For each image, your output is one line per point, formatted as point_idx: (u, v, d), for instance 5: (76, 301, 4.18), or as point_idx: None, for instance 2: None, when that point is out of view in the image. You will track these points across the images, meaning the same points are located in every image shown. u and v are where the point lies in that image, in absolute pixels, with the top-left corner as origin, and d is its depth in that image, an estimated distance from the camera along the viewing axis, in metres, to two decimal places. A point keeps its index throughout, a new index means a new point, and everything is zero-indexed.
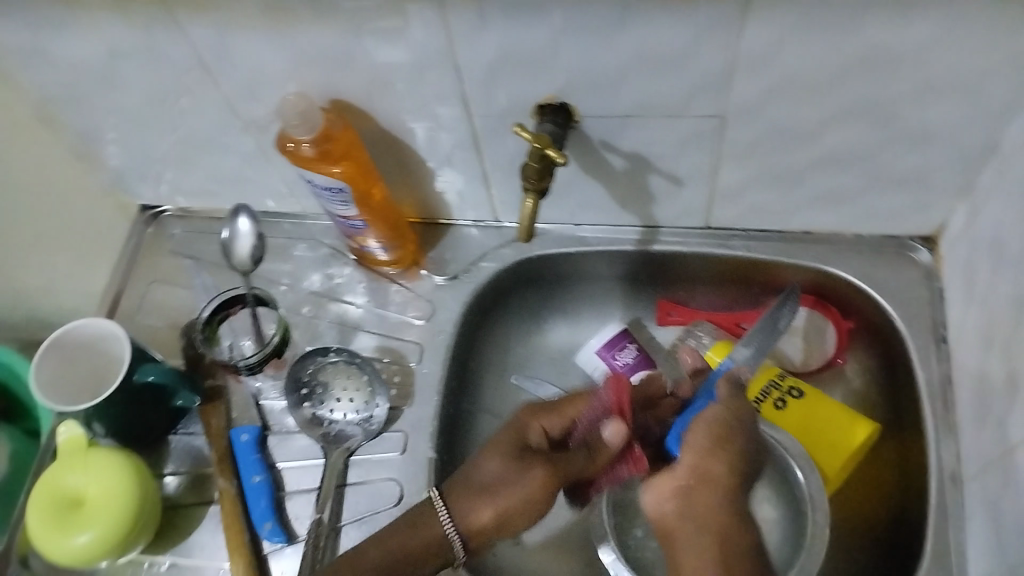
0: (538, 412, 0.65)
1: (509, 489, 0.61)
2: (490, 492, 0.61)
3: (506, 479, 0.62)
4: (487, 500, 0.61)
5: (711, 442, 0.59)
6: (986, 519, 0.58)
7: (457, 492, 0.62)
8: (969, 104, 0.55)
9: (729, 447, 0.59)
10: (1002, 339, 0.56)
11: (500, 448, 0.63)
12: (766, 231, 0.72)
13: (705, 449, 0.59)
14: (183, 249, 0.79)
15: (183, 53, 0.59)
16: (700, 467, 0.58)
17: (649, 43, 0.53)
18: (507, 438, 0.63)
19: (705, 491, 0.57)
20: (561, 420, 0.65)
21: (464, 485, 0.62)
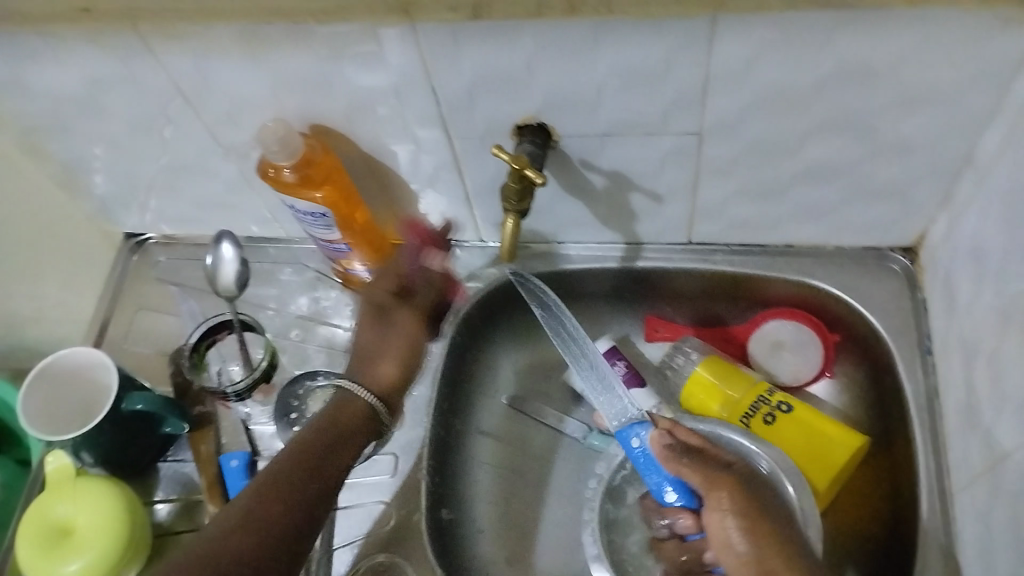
0: (379, 275, 0.70)
1: (386, 345, 0.68)
2: (377, 351, 0.68)
3: (382, 335, 0.68)
4: (381, 357, 0.67)
5: (726, 514, 0.57)
6: (976, 531, 0.57)
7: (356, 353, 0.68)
8: (941, 115, 0.55)
9: (740, 512, 0.56)
10: (986, 348, 0.56)
11: (364, 321, 0.69)
12: (749, 245, 0.72)
13: (721, 527, 0.57)
14: (170, 276, 0.80)
15: (165, 81, 0.59)
16: (728, 542, 0.57)
17: (622, 63, 0.53)
18: (378, 288, 0.69)
19: (759, 560, 0.54)
20: (391, 278, 0.70)
21: (364, 353, 0.68)
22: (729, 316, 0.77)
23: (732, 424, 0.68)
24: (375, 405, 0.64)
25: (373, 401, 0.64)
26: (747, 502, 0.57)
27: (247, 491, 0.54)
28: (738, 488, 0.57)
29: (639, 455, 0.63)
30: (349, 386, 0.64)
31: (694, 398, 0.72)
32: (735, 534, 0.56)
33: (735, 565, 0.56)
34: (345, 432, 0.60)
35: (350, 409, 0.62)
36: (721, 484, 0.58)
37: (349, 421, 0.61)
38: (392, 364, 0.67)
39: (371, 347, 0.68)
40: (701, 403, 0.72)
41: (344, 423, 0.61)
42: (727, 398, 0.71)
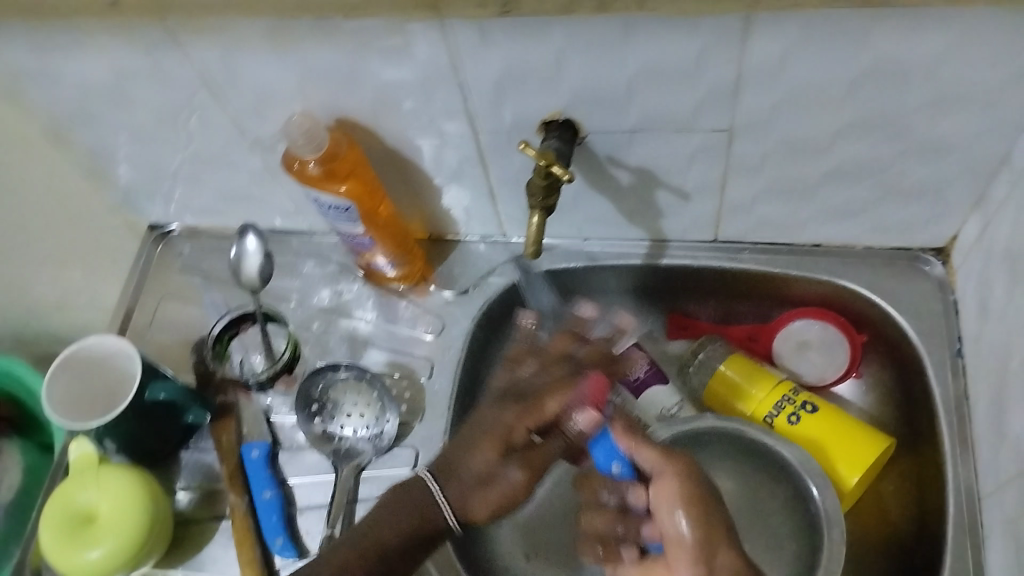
0: (502, 362, 0.71)
1: (456, 479, 0.62)
2: (485, 483, 0.63)
3: (492, 473, 0.63)
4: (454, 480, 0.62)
5: (676, 501, 0.56)
6: (1005, 539, 0.56)
7: (436, 464, 0.62)
8: (977, 115, 0.54)
9: (689, 492, 0.57)
10: (1018, 354, 0.55)
11: (491, 442, 0.62)
12: (776, 244, 0.71)
13: (668, 508, 0.57)
14: (194, 266, 0.80)
15: (191, 74, 0.59)
16: (674, 525, 0.56)
17: (652, 59, 0.52)
18: (489, 413, 0.63)
19: (699, 545, 0.55)
20: (540, 420, 0.63)
21: (455, 478, 0.62)
22: (754, 315, 0.77)
23: (755, 423, 0.68)
24: (431, 491, 0.62)
25: (443, 500, 0.62)
26: (695, 488, 0.57)
27: (350, 541, 0.61)
28: (689, 469, 0.58)
29: (600, 440, 0.60)
30: (429, 478, 0.62)
31: (717, 396, 0.72)
32: (681, 517, 0.56)
33: (675, 547, 0.56)
34: (418, 526, 0.62)
35: (412, 499, 0.62)
36: (675, 460, 0.58)
37: (427, 531, 0.62)
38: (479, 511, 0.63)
39: (460, 472, 0.62)
40: (724, 400, 0.72)
41: (426, 523, 0.62)
42: (750, 397, 0.70)
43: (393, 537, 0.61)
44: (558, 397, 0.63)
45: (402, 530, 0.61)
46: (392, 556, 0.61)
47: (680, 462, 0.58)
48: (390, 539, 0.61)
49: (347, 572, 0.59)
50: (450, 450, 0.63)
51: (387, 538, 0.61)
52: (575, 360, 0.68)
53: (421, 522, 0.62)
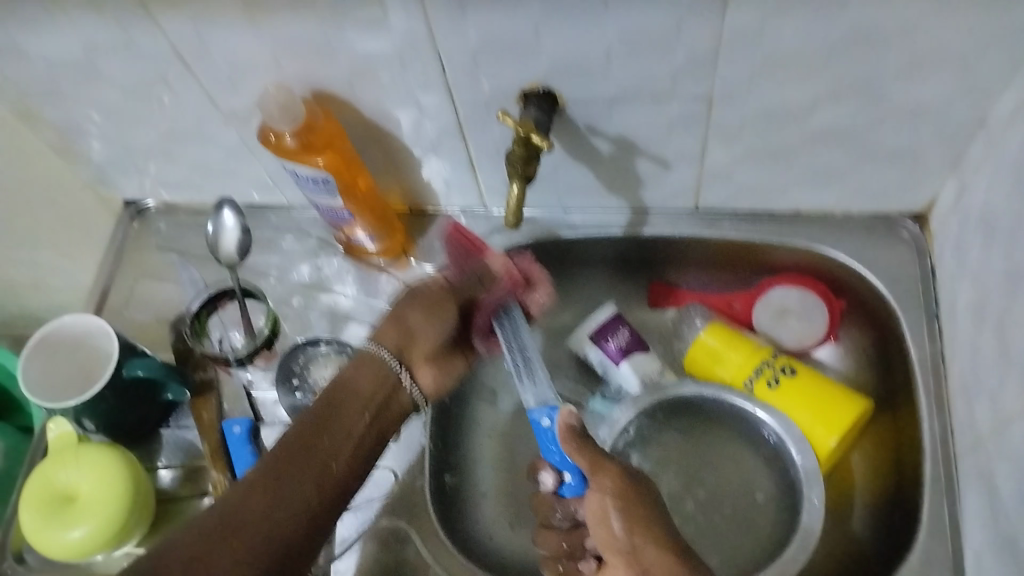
0: (423, 297, 0.66)
1: (416, 345, 0.65)
2: (432, 314, 0.66)
3: (432, 324, 0.66)
4: (418, 346, 0.65)
5: (607, 503, 0.55)
6: (979, 500, 0.58)
7: (392, 340, 0.64)
8: (953, 80, 0.54)
9: (626, 504, 0.55)
10: (993, 318, 0.56)
11: (429, 305, 0.66)
12: (755, 211, 0.71)
13: (602, 516, 0.55)
14: (170, 243, 0.79)
15: (161, 46, 0.58)
16: (610, 531, 0.55)
17: (631, 26, 0.52)
18: (433, 290, 0.67)
19: (631, 544, 0.54)
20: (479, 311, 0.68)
21: (415, 346, 0.65)
22: (734, 282, 0.77)
23: (733, 388, 0.70)
24: (397, 373, 0.63)
25: (397, 365, 0.63)
26: (627, 489, 0.56)
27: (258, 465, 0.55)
28: (621, 475, 0.56)
29: (544, 430, 0.62)
30: (378, 348, 0.63)
31: (697, 363, 0.73)
32: (615, 519, 0.54)
33: (613, 550, 0.55)
34: (390, 397, 0.63)
35: (378, 368, 0.62)
36: (607, 470, 0.56)
37: (393, 410, 0.63)
38: (427, 367, 0.66)
39: (425, 343, 0.65)
40: (704, 367, 0.73)
41: (388, 398, 0.63)
42: (729, 362, 0.71)
43: (359, 426, 0.60)
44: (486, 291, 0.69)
45: (369, 428, 0.60)
46: (350, 455, 0.58)
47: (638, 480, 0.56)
48: (360, 421, 0.60)
49: (306, 461, 0.56)
50: (385, 329, 0.64)
51: (340, 448, 0.58)
52: (460, 291, 0.68)
53: (370, 397, 0.61)
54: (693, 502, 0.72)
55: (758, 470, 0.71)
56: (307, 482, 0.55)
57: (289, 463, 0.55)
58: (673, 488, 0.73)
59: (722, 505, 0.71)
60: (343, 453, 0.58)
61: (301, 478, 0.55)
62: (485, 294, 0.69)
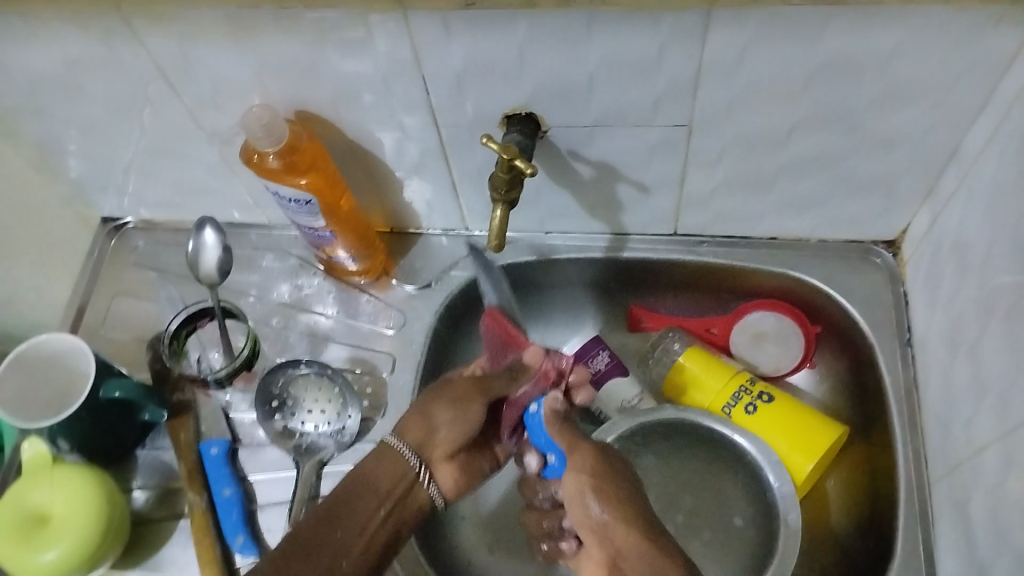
0: (438, 394, 0.62)
1: (439, 441, 0.61)
2: (462, 435, 0.61)
3: (456, 422, 0.61)
4: (441, 444, 0.61)
5: (584, 485, 0.58)
6: (954, 522, 0.58)
7: (414, 437, 0.60)
8: (924, 112, 0.55)
9: (599, 484, 0.58)
10: (966, 343, 0.57)
11: (460, 404, 0.62)
12: (733, 237, 0.72)
13: (580, 496, 0.58)
14: (148, 261, 0.79)
15: (146, 64, 0.58)
16: (587, 512, 0.57)
17: (615, 54, 0.53)
18: (460, 381, 0.63)
19: (603, 525, 0.56)
20: (513, 404, 0.63)
21: (434, 446, 0.61)
22: (711, 306, 0.78)
23: (710, 413, 0.70)
24: (417, 475, 0.60)
25: (420, 469, 0.60)
26: (602, 473, 0.58)
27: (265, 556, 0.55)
28: (597, 455, 0.60)
29: (532, 419, 0.63)
30: (398, 443, 0.60)
31: (675, 387, 0.73)
32: (593, 503, 0.57)
33: (588, 527, 0.58)
34: (405, 497, 0.60)
35: (399, 470, 0.60)
36: (583, 450, 0.60)
37: (408, 506, 0.60)
38: (447, 466, 0.62)
39: (447, 441, 0.61)
40: (683, 392, 0.73)
41: (405, 497, 0.60)
42: (709, 387, 0.71)
43: (372, 519, 0.57)
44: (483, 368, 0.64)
45: (384, 524, 0.58)
46: (363, 552, 0.56)
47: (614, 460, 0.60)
48: (373, 515, 0.57)
49: (331, 536, 0.56)
50: (411, 422, 0.61)
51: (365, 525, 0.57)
52: (488, 396, 0.62)
53: (390, 488, 0.59)
54: (672, 526, 0.72)
55: (736, 497, 0.71)
56: (344, 551, 0.56)
57: (304, 546, 0.55)
58: (652, 512, 0.73)
59: (701, 528, 0.72)
60: (355, 548, 0.56)
61: (312, 565, 0.54)
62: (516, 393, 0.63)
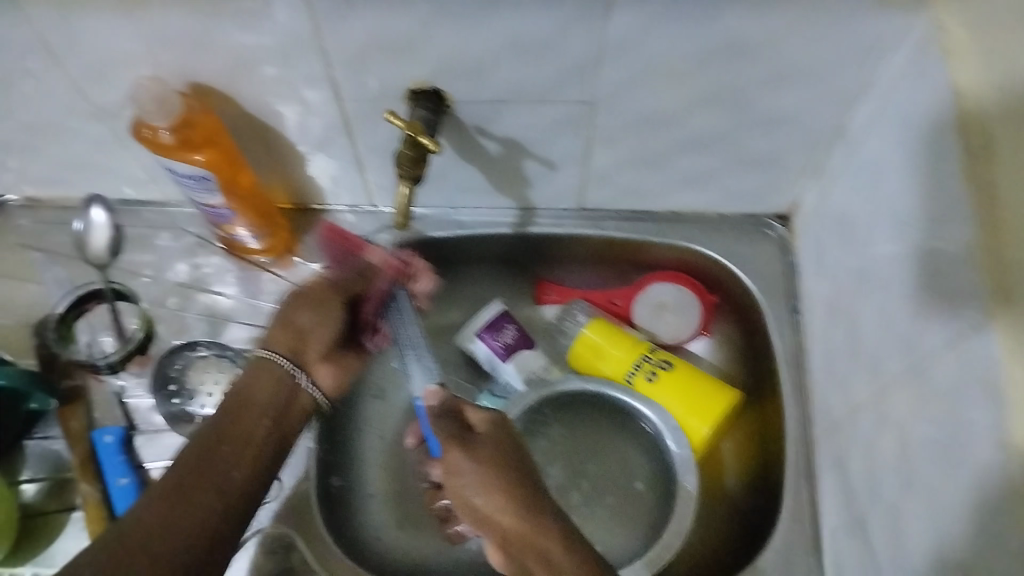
0: (304, 300, 0.63)
1: (311, 344, 0.62)
2: (325, 328, 0.63)
3: (317, 321, 0.62)
4: (313, 345, 0.62)
5: (466, 478, 0.56)
6: (835, 480, 0.62)
7: (285, 346, 0.61)
8: (813, 92, 0.58)
9: (482, 474, 0.55)
10: (849, 311, 0.61)
11: (328, 308, 0.63)
12: (637, 212, 0.75)
13: (462, 488, 0.56)
14: (31, 241, 0.74)
15: (23, 33, 0.54)
16: (469, 501, 0.56)
17: (519, 30, 0.53)
18: (318, 287, 0.64)
19: (483, 513, 0.55)
20: (373, 297, 0.67)
21: (308, 344, 0.62)
22: (615, 280, 0.80)
23: (614, 382, 0.73)
24: (295, 376, 0.61)
25: (296, 369, 0.61)
26: (492, 464, 0.56)
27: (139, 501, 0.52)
28: (470, 447, 0.57)
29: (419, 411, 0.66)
30: (268, 353, 0.60)
31: (581, 358, 0.75)
32: (476, 497, 0.55)
33: (468, 512, 0.57)
34: (289, 404, 0.61)
35: (273, 377, 0.60)
36: (453, 448, 0.58)
37: (295, 411, 0.61)
38: (326, 365, 0.63)
39: (321, 339, 0.62)
40: (588, 363, 0.74)
41: (286, 395, 0.60)
42: (612, 357, 0.73)
43: (257, 429, 0.58)
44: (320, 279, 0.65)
45: (268, 434, 0.59)
46: (246, 472, 0.56)
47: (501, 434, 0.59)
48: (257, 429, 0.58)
49: (217, 461, 0.55)
50: (281, 336, 0.61)
51: (247, 441, 0.57)
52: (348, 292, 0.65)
53: (267, 401, 0.59)
54: (578, 495, 0.74)
55: (640, 464, 0.74)
56: (225, 474, 0.55)
57: (174, 493, 0.52)
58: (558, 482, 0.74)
59: (605, 496, 0.74)
60: (238, 468, 0.56)
61: (207, 489, 0.53)
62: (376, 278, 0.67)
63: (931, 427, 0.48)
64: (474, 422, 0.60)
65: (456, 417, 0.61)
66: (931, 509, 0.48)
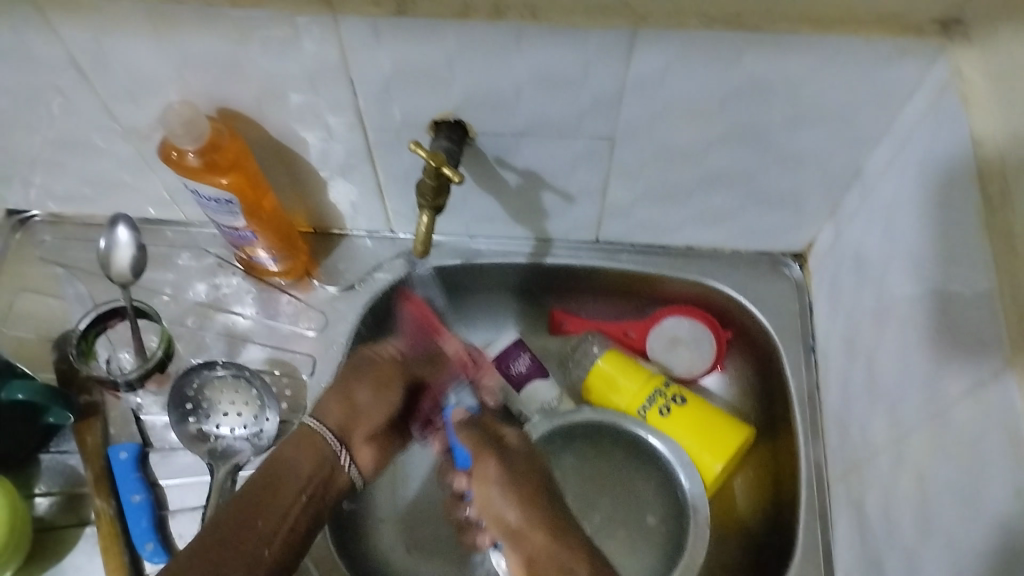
0: (360, 378, 0.66)
1: (359, 423, 0.65)
2: (379, 393, 0.67)
3: (376, 403, 0.66)
4: (361, 424, 0.66)
5: (493, 492, 0.65)
6: (849, 522, 0.62)
7: (335, 419, 0.65)
8: (832, 134, 0.59)
9: (513, 490, 0.65)
10: (865, 352, 0.61)
11: (380, 375, 0.67)
12: (651, 245, 0.75)
13: (493, 500, 0.65)
14: (55, 257, 0.75)
15: (59, 55, 0.56)
16: (502, 516, 0.65)
17: (542, 67, 0.54)
18: (383, 363, 0.68)
19: (515, 526, 0.64)
20: (431, 395, 0.70)
21: (357, 423, 0.65)
22: (630, 311, 0.80)
23: (627, 415, 0.73)
24: (339, 457, 0.64)
25: (340, 449, 0.64)
26: (510, 477, 0.65)
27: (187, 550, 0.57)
28: (504, 463, 0.66)
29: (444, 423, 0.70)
30: (320, 427, 0.64)
31: (594, 389, 0.75)
32: (507, 510, 0.64)
33: (502, 530, 0.65)
34: (329, 482, 0.64)
35: (318, 451, 0.63)
36: (487, 459, 0.66)
37: (332, 489, 0.64)
38: (367, 447, 0.66)
39: (372, 422, 0.66)
40: (601, 394, 0.74)
41: (325, 478, 0.63)
42: (625, 390, 0.73)
43: (292, 506, 0.61)
44: (391, 350, 0.69)
45: (303, 510, 0.61)
46: (282, 539, 0.60)
47: (534, 463, 0.67)
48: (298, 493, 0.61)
49: (255, 524, 0.59)
50: (331, 404, 0.65)
51: (283, 515, 0.60)
52: (408, 374, 0.69)
53: (309, 471, 0.63)
54: (590, 527, 0.74)
55: (651, 498, 0.73)
56: (260, 543, 0.58)
57: (217, 547, 0.57)
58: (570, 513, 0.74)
59: (616, 528, 0.74)
60: (276, 536, 0.59)
61: (246, 552, 0.58)
62: (429, 390, 0.70)
63: (952, 474, 0.48)
64: (506, 434, 0.68)
65: (493, 441, 0.67)
66: (950, 558, 0.47)
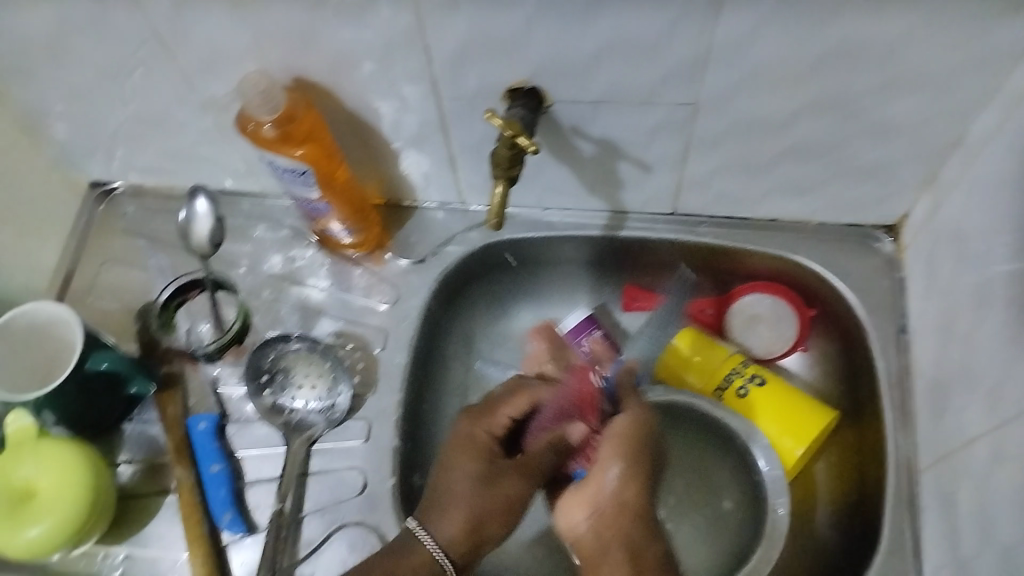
0: (473, 456, 0.62)
1: (481, 527, 0.61)
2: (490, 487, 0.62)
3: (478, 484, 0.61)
4: (480, 529, 0.61)
5: (615, 450, 0.60)
6: (941, 510, 0.59)
7: (449, 533, 0.60)
8: (930, 98, 0.55)
9: (631, 463, 0.59)
10: (964, 330, 0.57)
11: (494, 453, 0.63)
12: (733, 218, 0.72)
13: (606, 459, 0.60)
14: (137, 229, 0.77)
15: (140, 26, 0.56)
16: (602, 473, 0.60)
17: (623, 30, 0.52)
18: (514, 475, 0.63)
19: (609, 492, 0.59)
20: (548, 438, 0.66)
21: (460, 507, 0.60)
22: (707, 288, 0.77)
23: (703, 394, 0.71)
24: (441, 564, 0.59)
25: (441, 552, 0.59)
26: (638, 446, 0.60)
27: None
28: (635, 428, 0.62)
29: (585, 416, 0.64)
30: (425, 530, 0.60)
31: (669, 367, 0.73)
32: (614, 470, 0.59)
33: (593, 487, 0.60)
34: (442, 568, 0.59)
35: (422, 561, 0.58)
36: (621, 422, 0.62)
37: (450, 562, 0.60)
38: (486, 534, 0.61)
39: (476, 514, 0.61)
40: (676, 373, 0.73)
41: (467, 554, 0.60)
42: (703, 369, 0.72)
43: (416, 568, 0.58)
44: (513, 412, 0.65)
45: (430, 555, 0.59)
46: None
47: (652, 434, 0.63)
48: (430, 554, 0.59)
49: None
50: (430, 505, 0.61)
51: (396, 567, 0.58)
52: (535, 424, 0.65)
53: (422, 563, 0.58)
54: (664, 509, 0.72)
55: (727, 482, 0.71)
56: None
57: None
58: None
59: (690, 512, 0.72)
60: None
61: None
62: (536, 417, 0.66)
63: None
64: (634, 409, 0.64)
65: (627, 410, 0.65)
66: None
